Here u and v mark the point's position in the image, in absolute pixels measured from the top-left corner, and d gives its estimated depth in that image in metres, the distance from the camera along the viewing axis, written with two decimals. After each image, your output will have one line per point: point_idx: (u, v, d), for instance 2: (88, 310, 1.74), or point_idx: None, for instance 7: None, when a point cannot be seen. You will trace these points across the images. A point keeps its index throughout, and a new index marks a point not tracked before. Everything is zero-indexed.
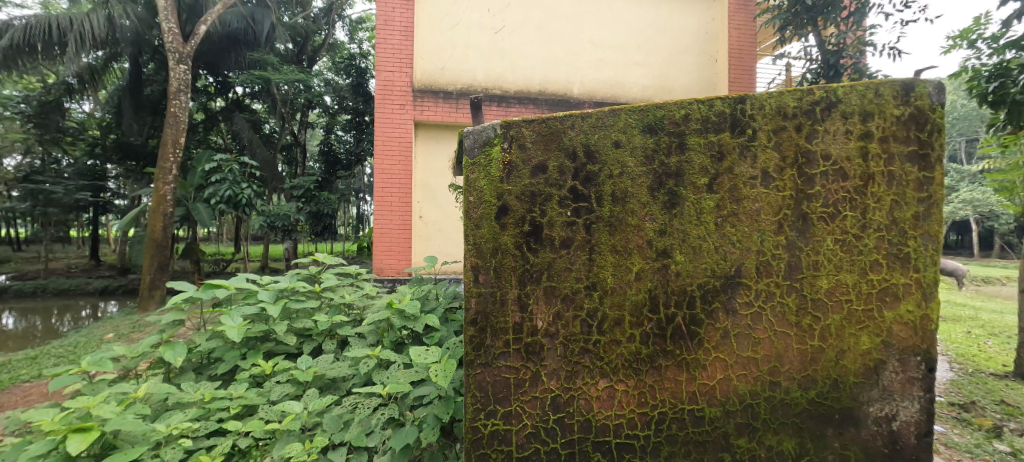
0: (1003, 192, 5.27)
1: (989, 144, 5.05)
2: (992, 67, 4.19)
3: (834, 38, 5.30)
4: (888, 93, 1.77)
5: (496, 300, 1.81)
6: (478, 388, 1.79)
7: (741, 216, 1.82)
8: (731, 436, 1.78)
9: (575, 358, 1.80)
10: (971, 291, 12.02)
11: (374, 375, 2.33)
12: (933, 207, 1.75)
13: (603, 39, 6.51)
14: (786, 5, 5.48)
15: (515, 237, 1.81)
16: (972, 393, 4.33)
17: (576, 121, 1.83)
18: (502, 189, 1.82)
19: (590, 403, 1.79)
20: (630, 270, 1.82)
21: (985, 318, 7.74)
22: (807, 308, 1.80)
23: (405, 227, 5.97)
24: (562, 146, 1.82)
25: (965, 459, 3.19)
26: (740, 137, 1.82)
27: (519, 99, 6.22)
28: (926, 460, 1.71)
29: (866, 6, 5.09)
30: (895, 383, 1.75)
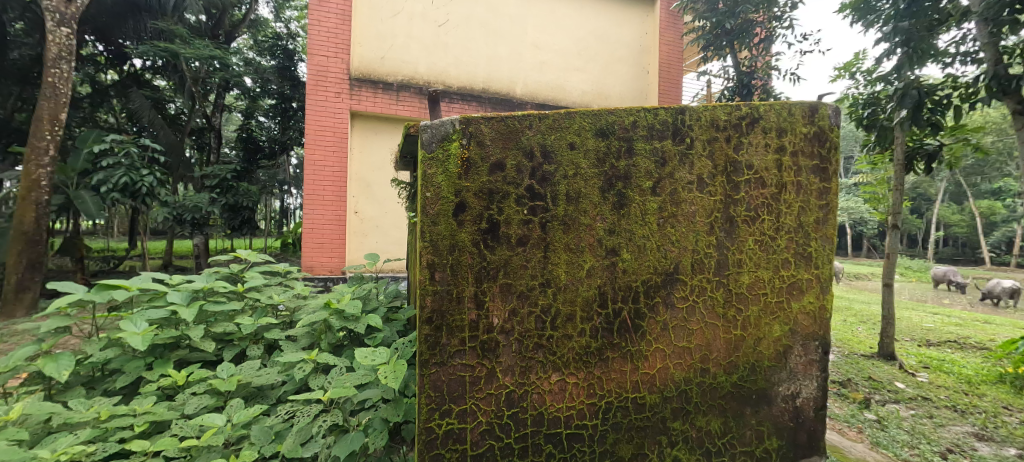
0: (873, 201, 6.32)
1: (863, 162, 6.00)
2: (868, 97, 5.04)
3: (748, 61, 5.99)
4: (798, 113, 2.04)
5: (452, 297, 1.78)
6: (432, 387, 1.75)
7: (679, 217, 1.97)
8: (668, 420, 1.93)
9: (529, 354, 1.83)
10: (846, 285, 14.20)
11: (311, 381, 2.17)
12: (830, 214, 2.05)
13: (545, 42, 6.66)
14: (708, 27, 6.07)
15: (472, 234, 1.80)
16: (847, 371, 5.14)
17: (534, 120, 1.86)
18: (460, 186, 1.80)
19: (542, 397, 1.83)
20: (582, 267, 1.89)
21: (857, 308, 9.18)
22: (732, 301, 2.00)
23: (337, 224, 5.61)
24: (520, 145, 1.84)
25: (844, 428, 3.86)
26: (680, 145, 1.97)
27: (461, 96, 6.14)
28: (822, 430, 2.02)
29: (773, 35, 5.83)
30: (799, 365, 2.03)
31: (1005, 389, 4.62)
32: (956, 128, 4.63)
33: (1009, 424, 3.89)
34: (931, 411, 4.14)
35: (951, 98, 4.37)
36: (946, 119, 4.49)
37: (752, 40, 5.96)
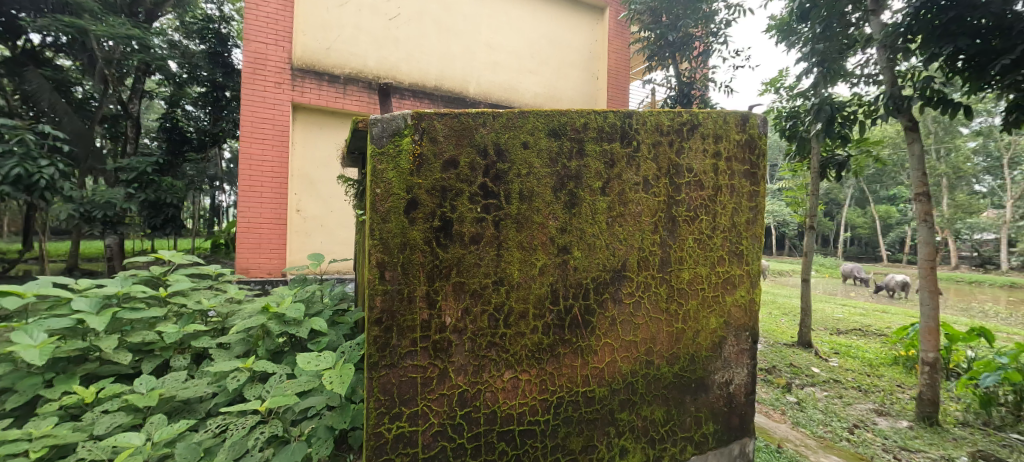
0: (795, 204, 7.02)
1: (788, 168, 6.61)
2: (790, 110, 5.57)
3: (688, 72, 6.51)
4: (732, 121, 2.22)
5: (402, 297, 1.66)
6: (381, 391, 1.63)
7: (627, 216, 2.00)
8: (616, 411, 1.98)
9: (481, 354, 1.76)
10: (771, 281, 15.54)
11: (246, 391, 2.00)
12: (758, 214, 2.28)
13: (499, 43, 6.69)
14: (653, 38, 6.49)
15: (424, 232, 1.69)
16: (772, 359, 5.68)
17: (487, 118, 1.78)
18: (412, 182, 1.68)
19: (496, 395, 1.78)
20: (535, 265, 1.84)
21: (780, 301, 10.10)
22: (674, 295, 2.10)
23: (277, 222, 5.27)
24: (473, 143, 1.76)
25: (771, 411, 4.36)
26: (627, 148, 2.00)
27: (414, 93, 6.05)
28: (749, 411, 2.27)
29: (710, 49, 6.35)
30: (732, 353, 2.22)
31: (899, 369, 5.31)
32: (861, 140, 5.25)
33: (902, 400, 4.51)
34: (842, 392, 4.73)
35: (857, 114, 4.93)
36: (855, 133, 5.08)
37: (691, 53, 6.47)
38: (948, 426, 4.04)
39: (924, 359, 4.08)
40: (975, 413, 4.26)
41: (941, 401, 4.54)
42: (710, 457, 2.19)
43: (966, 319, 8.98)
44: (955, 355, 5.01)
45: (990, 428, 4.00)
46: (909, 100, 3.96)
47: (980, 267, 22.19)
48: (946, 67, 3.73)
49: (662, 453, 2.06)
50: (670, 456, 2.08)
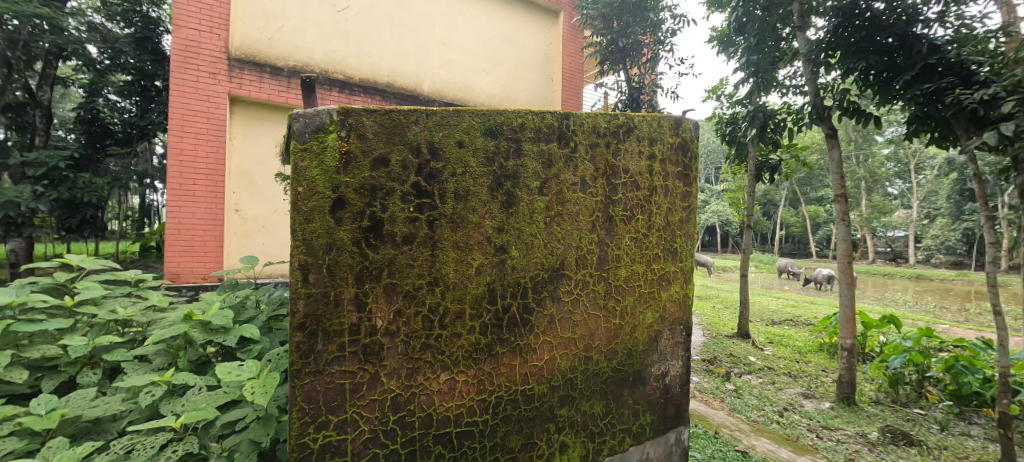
0: (734, 205, 7.48)
1: (728, 171, 7.03)
2: (730, 116, 5.89)
3: (637, 77, 6.73)
4: (666, 125, 2.34)
5: (328, 301, 1.53)
6: (305, 400, 1.50)
7: (565, 216, 2.01)
8: (555, 407, 1.99)
9: (415, 358, 1.67)
10: (715, 276, 16.46)
11: (162, 407, 1.87)
12: (690, 214, 2.44)
13: (454, 42, 6.64)
14: (604, 43, 6.69)
15: (352, 232, 1.57)
16: (714, 350, 6.03)
17: (421, 115, 1.67)
18: (338, 180, 1.55)
19: (431, 398, 1.70)
20: (472, 265, 1.77)
21: (722, 295, 10.72)
22: (612, 293, 2.16)
23: (212, 223, 5.00)
24: (405, 140, 1.65)
25: (710, 398, 4.63)
26: (565, 148, 2.01)
27: (364, 88, 5.88)
28: (683, 399, 2.42)
29: (658, 56, 6.64)
30: (668, 346, 2.36)
31: (824, 355, 5.80)
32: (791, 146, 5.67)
33: (825, 383, 4.94)
34: (774, 378, 5.11)
35: (786, 121, 5.30)
36: (785, 139, 5.50)
37: (640, 59, 6.74)
38: (862, 404, 4.47)
39: (842, 345, 4.46)
40: (885, 392, 4.71)
41: (858, 382, 5.02)
42: (647, 446, 2.31)
43: (878, 308, 9.99)
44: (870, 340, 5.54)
45: (898, 405, 4.48)
46: (828, 109, 4.37)
47: (894, 261, 24.61)
48: (860, 81, 4.15)
49: (601, 446, 2.12)
50: (608, 447, 2.15)
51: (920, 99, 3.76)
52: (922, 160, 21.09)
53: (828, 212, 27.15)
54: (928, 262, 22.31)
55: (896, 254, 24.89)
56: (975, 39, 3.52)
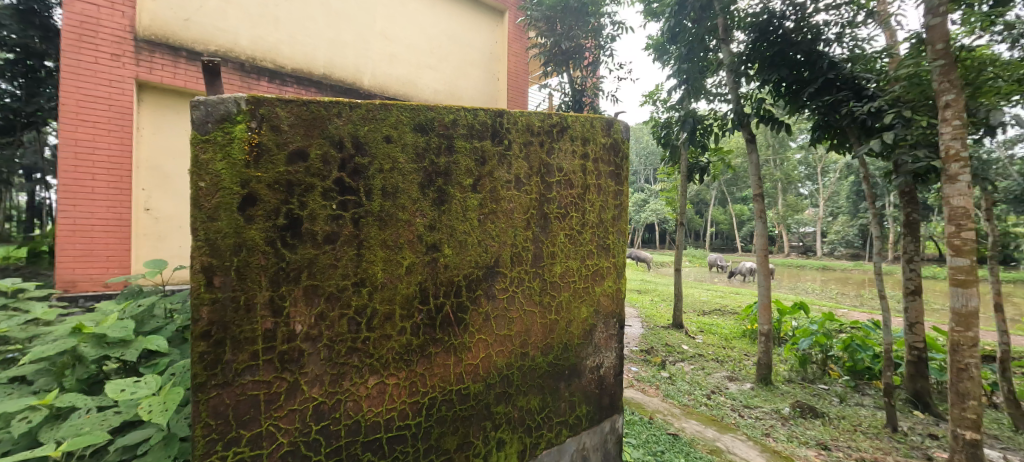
0: (669, 202, 7.99)
1: (665, 172, 7.47)
2: (665, 120, 6.30)
3: (580, 80, 7.09)
4: (598, 126, 2.43)
5: (239, 307, 1.42)
6: (213, 415, 1.38)
7: (499, 214, 2.01)
8: (492, 405, 1.99)
9: (340, 363, 1.60)
10: (654, 272, 17.38)
11: (40, 435, 1.61)
12: (622, 212, 2.57)
13: (396, 34, 6.39)
14: (547, 46, 6.81)
15: (266, 232, 1.45)
16: (651, 340, 6.37)
17: (343, 109, 1.59)
18: (248, 175, 1.43)
19: (359, 404, 1.64)
20: (401, 264, 1.72)
21: (659, 289, 11.35)
22: (547, 289, 2.20)
23: (117, 222, 4.52)
24: (326, 133, 1.56)
25: (646, 386, 4.87)
26: (498, 146, 2.01)
27: (296, 79, 5.56)
28: (616, 388, 2.54)
29: (598, 61, 6.97)
30: (602, 339, 2.45)
31: (747, 341, 6.39)
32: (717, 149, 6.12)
33: (747, 366, 5.44)
34: (704, 364, 5.51)
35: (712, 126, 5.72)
36: (712, 143, 5.98)
37: (582, 63, 7.01)
38: (777, 383, 4.98)
39: (760, 330, 4.88)
40: (797, 371, 5.34)
41: (774, 363, 5.65)
42: (584, 437, 2.40)
43: (789, 297, 11.11)
44: (783, 325, 6.25)
45: (808, 381, 5.12)
46: (748, 116, 5.14)
47: (804, 254, 27.34)
48: (773, 92, 4.94)
49: (537, 440, 2.16)
50: (546, 441, 2.20)
51: (821, 109, 4.49)
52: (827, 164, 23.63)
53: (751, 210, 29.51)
54: (832, 255, 25.01)
55: (806, 247, 27.67)
56: (864, 59, 4.36)
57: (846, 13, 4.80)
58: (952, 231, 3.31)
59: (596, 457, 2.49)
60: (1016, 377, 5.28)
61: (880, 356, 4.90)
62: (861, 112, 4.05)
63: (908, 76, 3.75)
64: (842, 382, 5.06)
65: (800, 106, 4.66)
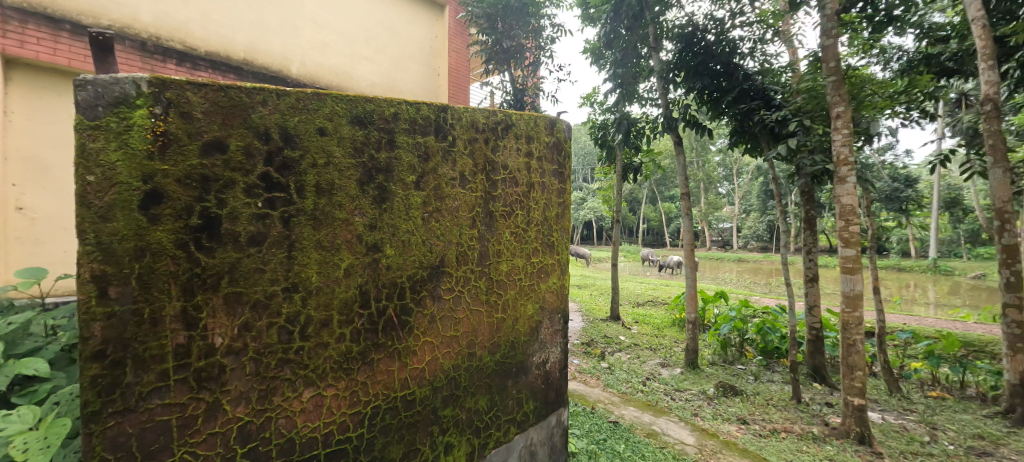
0: (606, 200, 8.34)
1: (601, 172, 7.81)
2: (602, 121, 6.57)
3: (521, 79, 7.14)
4: (542, 124, 2.44)
5: (144, 320, 1.25)
6: (111, 447, 1.20)
7: (443, 212, 1.94)
8: (439, 409, 1.92)
9: (269, 377, 1.46)
10: (592, 267, 18.06)
11: None
12: (565, 209, 2.60)
13: (329, 19, 5.54)
14: (489, 43, 6.76)
15: (176, 234, 1.29)
16: (591, 333, 6.57)
17: (269, 96, 1.45)
18: (152, 169, 1.26)
19: (292, 420, 1.50)
20: (339, 266, 1.60)
21: (595, 283, 11.82)
22: (493, 287, 2.16)
23: None
24: (248, 124, 1.41)
25: (588, 378, 5.00)
26: (442, 142, 1.94)
27: (212, 63, 4.58)
28: (561, 382, 2.57)
29: (539, 61, 7.12)
30: (547, 334, 2.47)
31: (677, 329, 6.85)
32: (649, 151, 6.46)
33: (677, 352, 5.83)
34: (639, 353, 5.81)
35: (644, 129, 6.06)
36: (644, 145, 6.33)
37: (523, 62, 7.10)
38: (702, 367, 5.38)
39: (688, 318, 5.22)
40: (719, 354, 5.86)
41: (700, 348, 6.15)
42: (532, 433, 2.40)
43: (710, 286, 12.06)
44: (706, 313, 6.81)
45: (728, 363, 5.65)
46: (677, 121, 5.45)
47: (724, 247, 29.78)
48: (697, 98, 5.40)
49: (486, 440, 2.12)
50: (494, 440, 2.16)
51: (739, 116, 5.06)
52: (743, 166, 25.89)
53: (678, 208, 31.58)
54: (747, 248, 27.55)
55: (725, 241, 30.13)
56: (772, 72, 4.98)
57: (758, 30, 5.25)
58: (842, 226, 3.76)
59: (544, 451, 2.51)
60: (888, 347, 6.12)
61: (786, 337, 5.50)
62: (770, 119, 4.60)
63: (807, 89, 4.36)
64: (756, 361, 5.68)
65: (722, 112, 5.22)
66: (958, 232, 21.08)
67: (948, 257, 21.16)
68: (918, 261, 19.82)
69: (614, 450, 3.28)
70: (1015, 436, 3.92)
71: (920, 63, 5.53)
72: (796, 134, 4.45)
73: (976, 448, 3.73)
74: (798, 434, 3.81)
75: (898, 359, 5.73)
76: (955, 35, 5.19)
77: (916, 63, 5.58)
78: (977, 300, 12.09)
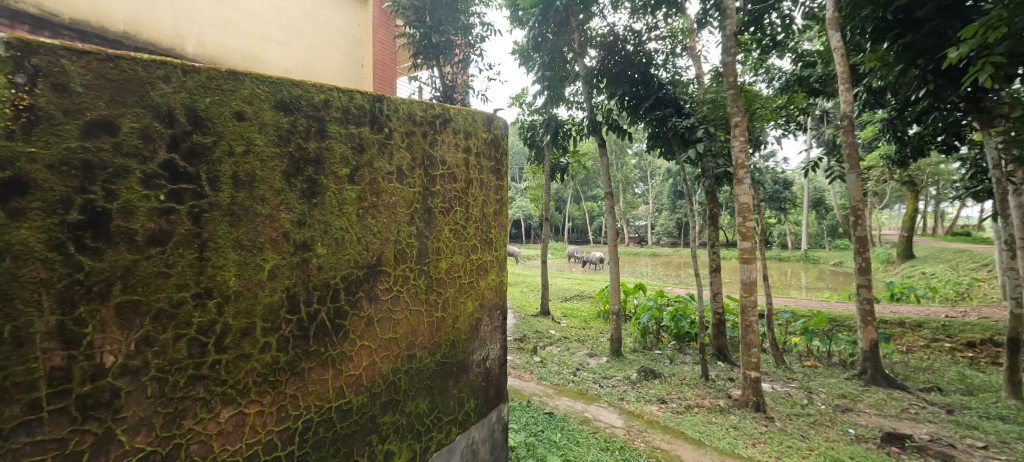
0: (535, 198, 8.54)
1: (530, 171, 7.98)
2: (531, 121, 6.70)
3: (450, 76, 7.03)
4: (480, 120, 2.39)
5: (6, 339, 1.01)
6: None
7: (380, 208, 1.82)
8: (378, 416, 1.80)
9: (177, 398, 1.26)
10: (520, 264, 18.38)
11: None
12: (503, 206, 2.58)
13: None
14: (417, 37, 6.56)
15: (49, 233, 1.06)
16: (523, 329, 6.64)
17: (173, 71, 1.25)
18: (15, 153, 1.03)
19: (207, 444, 1.32)
20: (262, 268, 1.43)
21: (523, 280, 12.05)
22: (433, 286, 2.07)
23: None
24: (146, 103, 1.21)
25: (522, 372, 5.04)
26: (378, 134, 1.81)
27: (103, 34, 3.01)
28: (501, 378, 2.55)
29: (468, 59, 7.08)
30: (487, 332, 2.43)
31: (602, 321, 7.21)
32: (575, 151, 6.71)
33: (602, 341, 6.12)
34: (568, 345, 5.99)
35: (571, 131, 6.28)
36: (570, 145, 6.55)
37: (453, 58, 6.98)
38: (626, 354, 5.69)
39: (613, 310, 5.48)
40: (640, 342, 6.24)
41: (622, 337, 6.51)
42: (473, 432, 2.35)
43: (629, 280, 12.86)
44: (628, 304, 7.23)
45: (647, 349, 6.04)
46: (600, 124, 5.67)
47: (641, 242, 31.86)
48: (618, 104, 5.70)
49: (428, 443, 2.03)
50: (436, 443, 2.08)
51: (654, 123, 5.47)
52: (656, 168, 27.92)
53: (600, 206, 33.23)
54: (661, 243, 29.73)
55: (641, 237, 32.22)
56: (682, 84, 5.44)
57: (669, 44, 5.62)
58: (740, 221, 4.11)
59: (485, 449, 2.46)
60: (775, 326, 6.95)
61: (695, 322, 6.00)
62: (680, 126, 5.03)
63: (710, 100, 4.89)
64: (671, 346, 6.15)
65: (639, 118, 5.59)
66: (823, 227, 24.66)
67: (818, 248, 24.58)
68: (798, 252, 22.77)
69: (550, 440, 3.32)
70: (869, 393, 4.61)
71: (794, 83, 6.39)
72: (702, 141, 4.97)
73: (842, 405, 4.33)
74: (709, 408, 4.16)
75: (783, 335, 6.50)
76: (820, 61, 5.91)
77: (791, 84, 6.48)
78: (837, 283, 14.20)
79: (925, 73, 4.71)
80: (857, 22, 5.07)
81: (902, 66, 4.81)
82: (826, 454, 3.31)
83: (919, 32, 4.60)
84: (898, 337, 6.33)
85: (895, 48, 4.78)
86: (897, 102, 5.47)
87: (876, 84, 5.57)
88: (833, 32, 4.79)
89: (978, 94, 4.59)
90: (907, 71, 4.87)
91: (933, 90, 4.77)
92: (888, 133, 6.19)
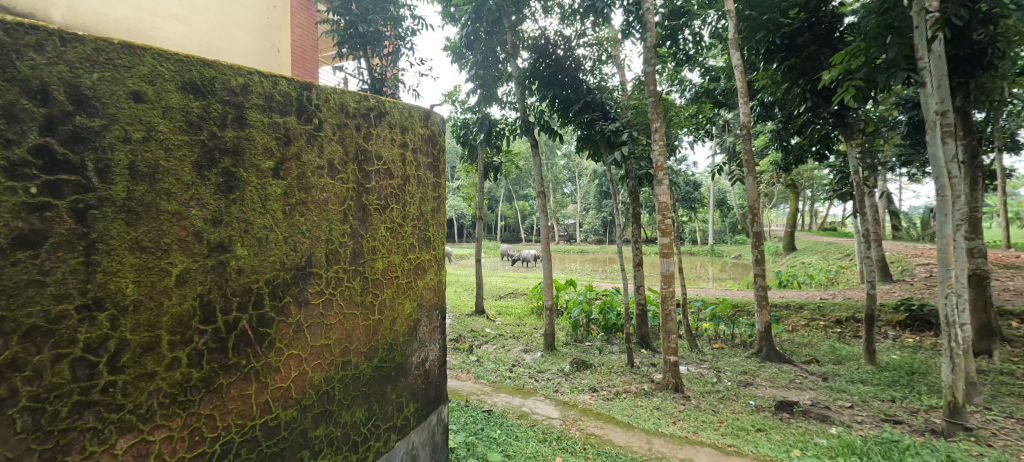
0: (468, 197, 8.51)
1: (463, 170, 7.94)
2: (463, 119, 6.64)
3: (378, 68, 6.71)
4: (417, 116, 2.30)
5: None
6: None
7: (309, 205, 1.67)
8: (309, 430, 1.65)
9: (58, 430, 1.07)
10: (454, 264, 18.24)
11: None
12: (440, 203, 2.51)
13: None
14: (342, 25, 6.18)
15: None
16: (458, 329, 6.55)
17: (48, 39, 1.06)
18: None
19: None
20: (168, 272, 1.24)
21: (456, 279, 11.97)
22: (368, 288, 1.94)
23: None
24: (13, 76, 1.01)
25: (458, 371, 4.98)
26: (307, 125, 1.66)
27: None
28: (438, 380, 2.47)
29: (398, 51, 6.84)
30: (426, 333, 2.35)
31: (535, 317, 7.34)
32: (507, 151, 6.75)
33: (536, 337, 6.22)
34: (504, 343, 6.03)
35: (504, 131, 6.29)
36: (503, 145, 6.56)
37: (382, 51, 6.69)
38: (559, 348, 5.84)
39: (547, 306, 5.60)
40: (571, 336, 6.46)
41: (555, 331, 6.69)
42: (413, 436, 2.25)
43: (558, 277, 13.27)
44: (559, 299, 7.45)
45: (578, 341, 6.28)
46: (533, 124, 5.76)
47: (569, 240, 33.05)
48: (550, 106, 5.83)
49: (365, 454, 1.91)
50: (374, 452, 1.96)
51: (583, 125, 5.63)
52: (583, 169, 29.11)
53: (532, 206, 33.92)
54: (587, 240, 31.01)
55: (569, 235, 33.25)
56: (607, 90, 5.68)
57: (596, 52, 5.82)
58: (660, 218, 4.35)
59: (426, 452, 2.38)
60: (689, 314, 7.52)
61: (621, 314, 6.30)
62: (607, 129, 5.24)
63: (633, 106, 5.16)
64: (599, 337, 6.44)
65: (569, 121, 5.74)
66: (724, 224, 27.19)
67: (721, 243, 27.08)
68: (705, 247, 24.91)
69: (489, 437, 3.28)
70: (764, 368, 5.12)
71: (702, 95, 6.96)
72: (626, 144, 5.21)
73: (744, 380, 4.76)
74: (634, 392, 4.37)
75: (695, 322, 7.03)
76: (723, 76, 6.61)
77: (699, 95, 7.08)
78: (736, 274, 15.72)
79: (804, 92, 5.34)
80: (753, 44, 5.60)
81: (787, 84, 5.40)
82: (733, 424, 3.62)
83: (801, 56, 5.20)
84: (785, 318, 7.12)
85: (782, 69, 5.32)
86: (783, 116, 6.20)
87: (768, 98, 6.20)
88: (735, 50, 5.20)
89: (843, 111, 5.13)
90: (791, 89, 5.50)
91: (812, 106, 5.42)
92: (776, 142, 6.94)
